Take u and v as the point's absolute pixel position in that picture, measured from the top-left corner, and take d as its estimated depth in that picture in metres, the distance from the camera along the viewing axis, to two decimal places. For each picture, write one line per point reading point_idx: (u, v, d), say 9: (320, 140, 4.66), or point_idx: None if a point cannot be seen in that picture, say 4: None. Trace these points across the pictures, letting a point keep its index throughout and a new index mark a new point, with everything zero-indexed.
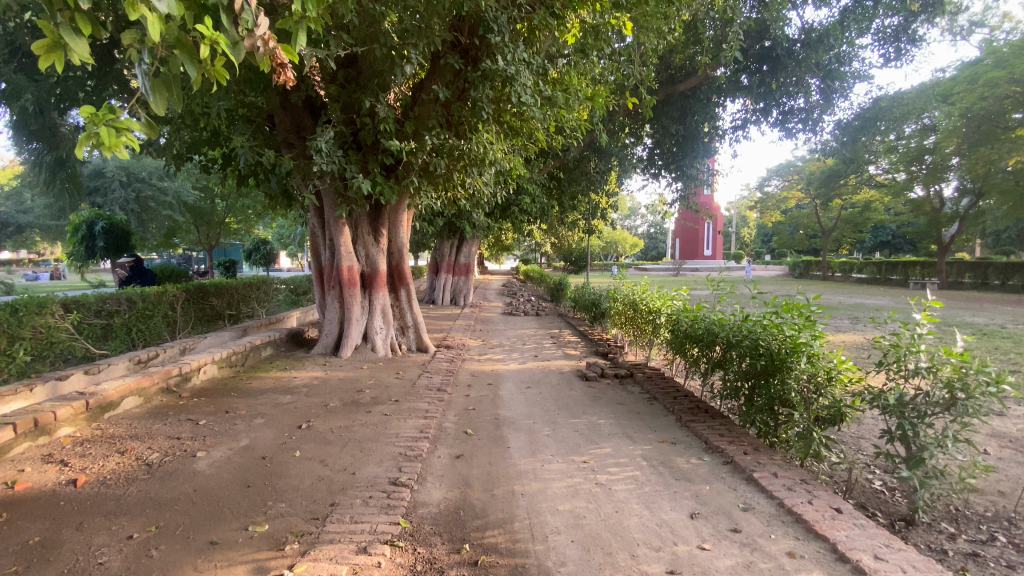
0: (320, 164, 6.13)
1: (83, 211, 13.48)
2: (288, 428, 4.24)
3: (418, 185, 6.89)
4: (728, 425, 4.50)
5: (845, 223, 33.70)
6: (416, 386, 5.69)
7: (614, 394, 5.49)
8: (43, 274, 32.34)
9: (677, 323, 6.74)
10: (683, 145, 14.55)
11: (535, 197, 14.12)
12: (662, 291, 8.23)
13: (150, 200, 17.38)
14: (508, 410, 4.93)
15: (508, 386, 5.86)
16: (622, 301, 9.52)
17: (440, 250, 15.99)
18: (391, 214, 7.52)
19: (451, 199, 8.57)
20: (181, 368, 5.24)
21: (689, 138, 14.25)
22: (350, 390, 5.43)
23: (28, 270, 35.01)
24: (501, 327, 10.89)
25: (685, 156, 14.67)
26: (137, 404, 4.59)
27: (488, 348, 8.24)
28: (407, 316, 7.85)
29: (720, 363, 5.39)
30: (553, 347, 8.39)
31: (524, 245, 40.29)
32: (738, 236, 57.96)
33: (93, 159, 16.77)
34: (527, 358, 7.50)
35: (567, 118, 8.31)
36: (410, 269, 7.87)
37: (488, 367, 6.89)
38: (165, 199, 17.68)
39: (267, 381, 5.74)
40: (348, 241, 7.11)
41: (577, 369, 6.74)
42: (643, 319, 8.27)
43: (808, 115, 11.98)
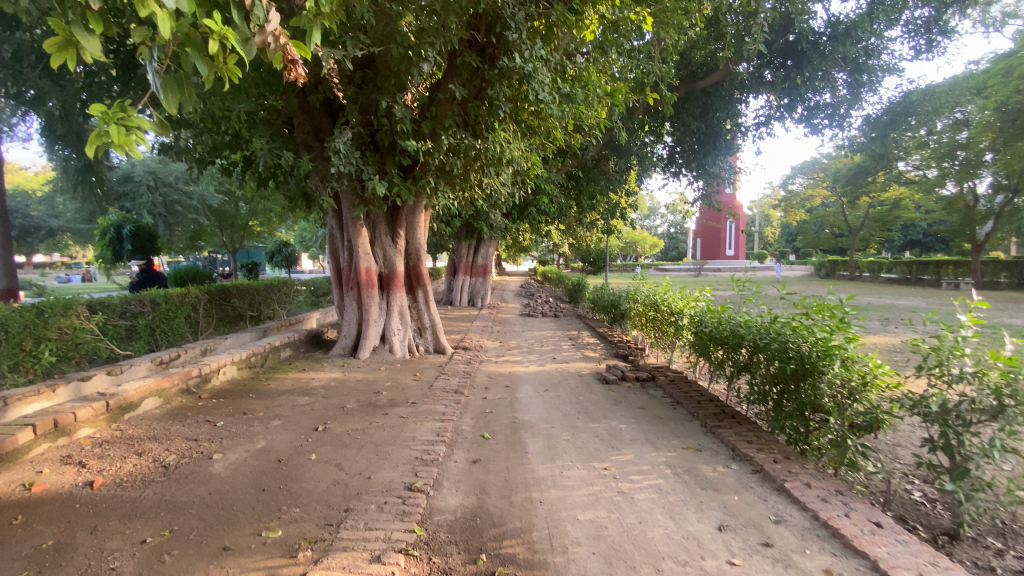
0: (338, 165, 6.12)
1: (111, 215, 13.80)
2: (304, 430, 4.20)
3: (435, 185, 6.84)
4: (756, 432, 4.32)
5: (873, 222, 32.73)
6: (433, 388, 5.62)
7: (635, 398, 5.34)
8: (76, 277, 33.38)
9: (701, 324, 6.54)
10: (705, 143, 14.25)
11: (553, 197, 14.00)
12: (685, 291, 8.03)
13: (176, 204, 17.75)
14: (526, 413, 4.82)
15: (526, 389, 5.75)
16: (642, 302, 9.34)
17: (458, 252, 15.96)
18: (409, 215, 7.48)
19: (469, 199, 8.50)
20: (201, 369, 5.26)
21: (710, 136, 13.95)
22: (367, 392, 5.39)
23: (63, 272, 36.21)
24: (519, 328, 10.78)
25: (707, 154, 14.38)
26: (157, 405, 4.60)
27: (506, 350, 8.15)
28: (425, 317, 7.80)
29: (747, 366, 5.20)
30: (572, 349, 8.26)
31: (543, 246, 40.12)
32: (761, 236, 56.83)
33: (122, 164, 17.21)
34: (545, 360, 7.39)
35: (586, 116, 8.17)
36: (427, 270, 7.83)
37: (506, 369, 6.80)
38: (191, 202, 18.04)
39: (285, 382, 5.74)
40: (365, 242, 7.09)
41: (596, 372, 6.60)
42: (665, 320, 8.09)
43: (834, 111, 11.61)
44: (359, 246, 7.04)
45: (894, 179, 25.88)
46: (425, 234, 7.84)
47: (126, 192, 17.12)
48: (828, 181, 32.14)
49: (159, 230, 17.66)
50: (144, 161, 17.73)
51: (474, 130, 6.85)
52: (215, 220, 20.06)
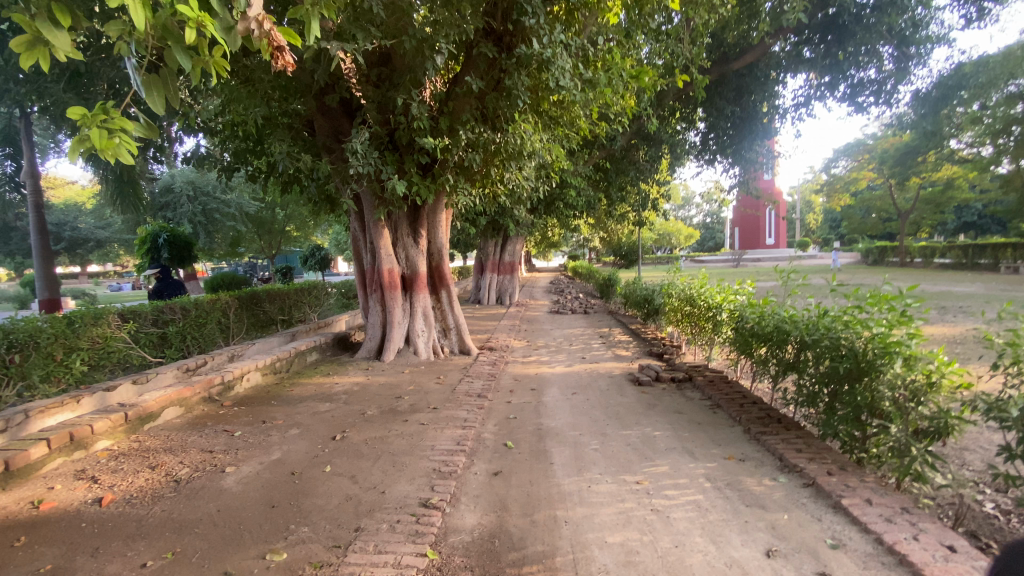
0: (355, 165, 5.98)
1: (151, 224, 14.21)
2: (322, 440, 4.06)
3: (454, 182, 6.63)
4: (806, 439, 3.93)
5: (924, 204, 30.81)
6: (457, 393, 5.42)
7: (671, 401, 5.00)
8: (127, 286, 35.00)
9: (742, 320, 6.11)
10: (740, 128, 13.58)
11: (581, 190, 13.64)
12: (724, 285, 7.58)
13: (214, 212, 18.24)
14: (553, 419, 4.55)
15: (554, 392, 5.48)
16: (677, 297, 8.92)
17: (485, 250, 15.80)
18: (430, 214, 7.32)
19: (493, 196, 8.28)
20: (223, 377, 5.21)
21: (746, 120, 13.32)
22: (389, 397, 5.23)
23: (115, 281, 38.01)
24: (548, 327, 10.50)
25: (743, 139, 13.70)
26: (179, 415, 4.57)
27: (533, 350, 7.88)
28: (449, 318, 7.63)
29: (795, 365, 4.78)
30: (602, 348, 7.94)
31: (574, 240, 39.60)
32: (802, 223, 54.63)
33: (163, 175, 17.82)
34: (574, 360, 7.09)
35: (612, 103, 7.81)
36: (451, 270, 7.64)
37: (533, 370, 6.54)
38: (229, 210, 18.52)
39: (307, 387, 5.65)
40: (387, 242, 6.96)
41: (628, 372, 6.27)
42: (703, 316, 7.67)
43: (880, 87, 10.82)
44: (381, 247, 6.92)
45: (946, 157, 24.29)
46: (448, 234, 7.67)
47: (166, 203, 17.71)
48: (875, 163, 30.45)
49: (199, 238, 18.19)
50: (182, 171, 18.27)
51: (493, 124, 6.61)
52: (251, 227, 20.56)
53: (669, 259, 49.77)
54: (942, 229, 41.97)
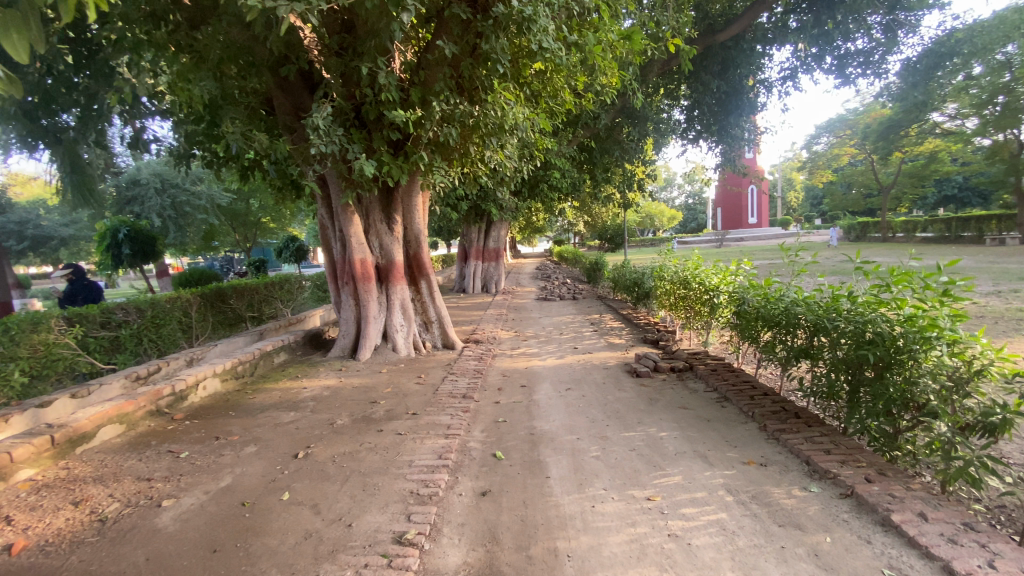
0: (318, 144, 5.37)
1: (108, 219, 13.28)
2: (282, 459, 3.53)
3: (430, 161, 6.06)
4: (832, 437, 3.50)
5: (906, 178, 30.82)
6: (439, 394, 4.89)
7: (676, 395, 4.54)
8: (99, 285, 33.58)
9: (745, 303, 5.68)
10: (725, 102, 13.12)
11: (565, 171, 13.09)
12: (721, 265, 7.15)
13: (183, 205, 17.28)
14: (546, 422, 4.06)
15: (545, 388, 4.99)
16: (669, 279, 8.48)
17: (468, 237, 15.18)
18: (405, 198, 6.70)
19: (475, 178, 7.70)
20: (174, 387, 4.62)
21: (732, 94, 12.86)
22: (363, 402, 4.69)
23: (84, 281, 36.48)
24: (536, 315, 9.99)
25: (729, 114, 13.26)
26: (118, 434, 3.96)
27: (521, 341, 7.37)
28: (430, 310, 7.07)
29: (810, 352, 4.36)
30: (594, 336, 7.47)
31: (559, 225, 39.06)
32: (784, 201, 54.78)
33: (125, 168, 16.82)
34: (565, 351, 6.61)
35: (599, 73, 7.25)
36: (430, 259, 7.07)
37: (521, 364, 6.04)
38: (200, 203, 17.57)
39: (272, 393, 5.06)
40: (358, 230, 6.37)
41: (624, 363, 5.80)
42: (698, 299, 7.24)
43: (868, 58, 10.44)
44: (351, 235, 6.32)
45: (927, 131, 24.20)
46: (426, 219, 7.07)
47: (132, 196, 16.66)
48: (857, 139, 30.32)
49: (168, 233, 17.24)
50: (147, 162, 17.17)
51: (470, 96, 6.03)
52: (223, 219, 19.60)
53: (654, 241, 49.58)
54: (921, 203, 42.21)
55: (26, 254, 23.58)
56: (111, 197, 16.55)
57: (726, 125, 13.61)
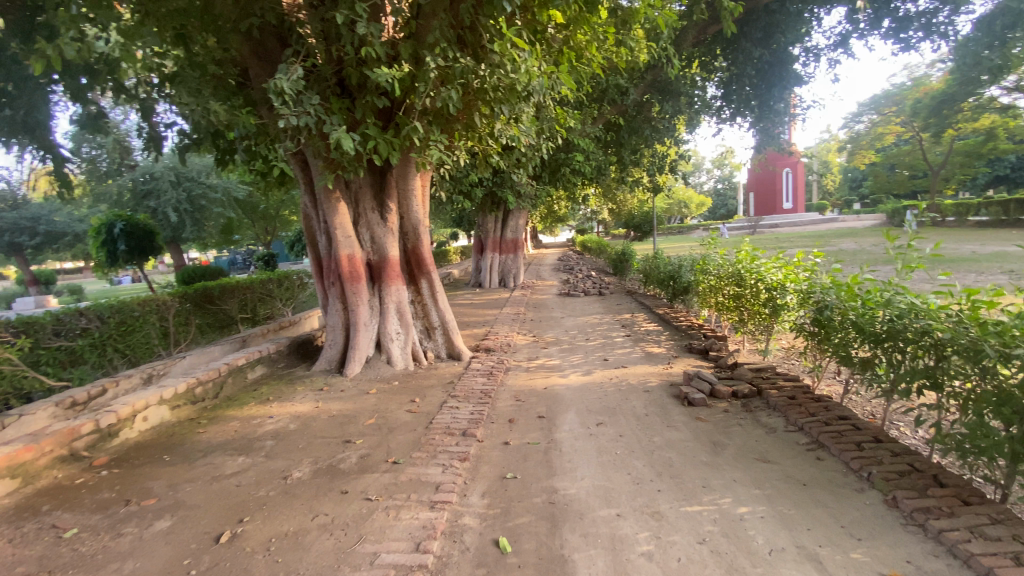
0: (284, 115, 4.30)
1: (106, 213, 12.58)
2: (198, 545, 2.50)
3: (427, 133, 4.93)
4: (1010, 528, 2.27)
5: (957, 159, 28.18)
6: (433, 428, 3.81)
7: (751, 443, 3.34)
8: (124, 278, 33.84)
9: (825, 306, 4.47)
10: (766, 74, 11.65)
11: (590, 153, 11.86)
12: (782, 257, 5.93)
13: (200, 198, 16.41)
14: (571, 482, 2.94)
15: (570, 422, 3.85)
16: (717, 274, 7.20)
17: (484, 227, 14.05)
18: (400, 181, 5.60)
19: (486, 159, 6.57)
20: (99, 422, 3.64)
21: (776, 63, 11.34)
22: (334, 442, 3.64)
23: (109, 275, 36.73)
24: (558, 314, 8.81)
25: (771, 87, 11.79)
26: (4, 495, 3.01)
27: (541, 350, 6.22)
28: (434, 315, 5.92)
29: (941, 381, 3.12)
30: (627, 343, 6.28)
31: (582, 213, 37.57)
32: (818, 186, 52.02)
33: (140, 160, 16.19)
34: (594, 364, 5.46)
35: (634, 21, 5.95)
36: (431, 253, 5.93)
37: (539, 382, 4.91)
38: (217, 195, 16.73)
39: (228, 426, 4.06)
40: (344, 219, 5.32)
41: (669, 383, 4.61)
42: (754, 299, 6.03)
43: (932, 19, 8.70)
44: (335, 226, 5.28)
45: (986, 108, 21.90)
46: (428, 206, 5.96)
47: (148, 190, 15.92)
48: (903, 115, 27.88)
49: (184, 227, 16.59)
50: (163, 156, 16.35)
51: (476, 52, 4.87)
52: (240, 213, 18.94)
53: (683, 229, 47.62)
54: (972, 186, 39.02)
55: (49, 249, 23.55)
56: (127, 191, 15.82)
57: (766, 101, 12.08)
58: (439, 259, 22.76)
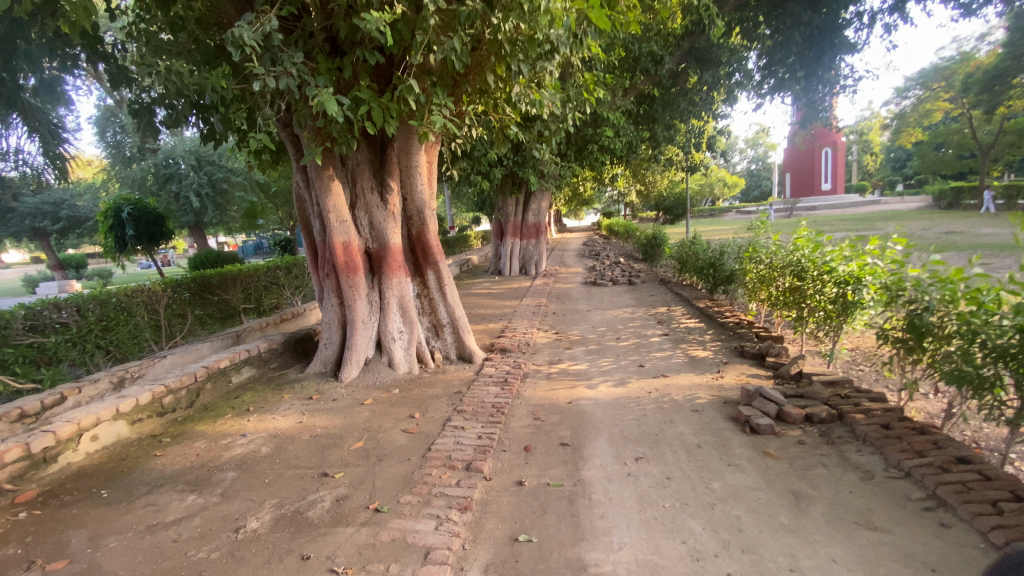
0: (255, 73, 3.57)
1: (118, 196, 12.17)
2: None
3: (430, 96, 4.12)
4: None
5: (1005, 140, 25.70)
6: (432, 457, 3.09)
7: (844, 497, 2.52)
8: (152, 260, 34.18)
9: (920, 307, 3.56)
10: (815, 41, 10.50)
11: (620, 129, 10.93)
12: (854, 244, 5.01)
13: (221, 182, 15.94)
14: (606, 555, 2.18)
15: (603, 452, 3.08)
16: (770, 263, 6.28)
17: (505, 210, 13.21)
18: (402, 156, 4.82)
19: (503, 132, 5.74)
20: (32, 447, 3.03)
21: (827, 29, 10.11)
22: (310, 475, 2.96)
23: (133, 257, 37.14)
24: (584, 307, 7.98)
25: (820, 56, 10.67)
26: None
27: (565, 351, 5.44)
28: (442, 311, 5.15)
29: None
30: (665, 343, 5.44)
31: (607, 195, 36.24)
32: (859, 165, 49.22)
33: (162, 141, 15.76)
34: (628, 370, 4.65)
35: None
36: (439, 239, 5.15)
37: (563, 394, 4.14)
38: (238, 179, 16.23)
39: (193, 449, 3.43)
40: (338, 199, 4.61)
41: (723, 400, 3.79)
42: (819, 293, 5.11)
43: None
44: (328, 208, 4.57)
45: None
46: (436, 186, 5.19)
47: (170, 174, 15.51)
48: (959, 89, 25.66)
49: (206, 212, 16.09)
50: (187, 138, 15.86)
51: None
52: (260, 196, 18.46)
53: (714, 212, 45.78)
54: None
55: (76, 232, 23.64)
56: (151, 174, 15.48)
57: (813, 70, 10.97)
58: (460, 244, 22.04)
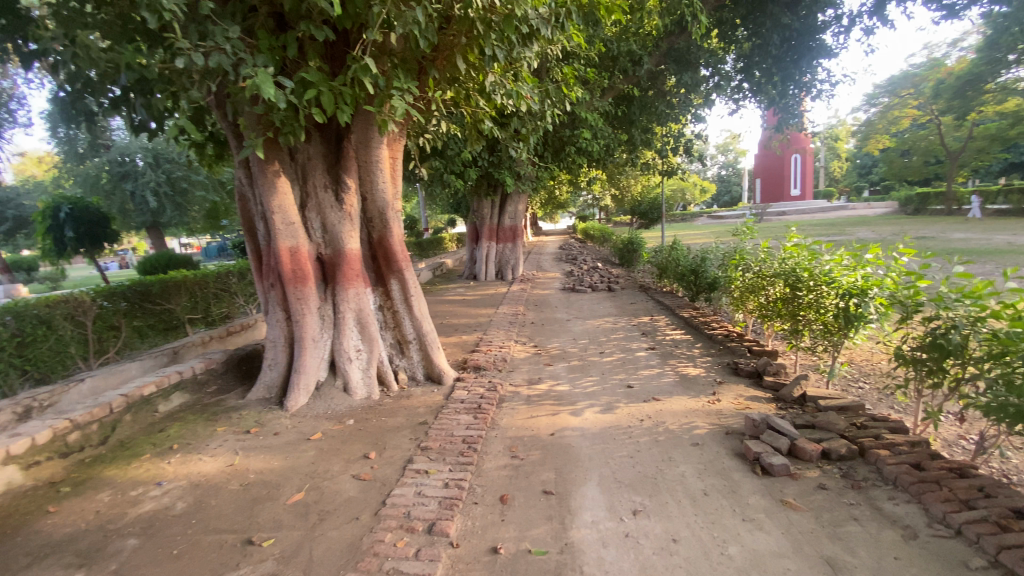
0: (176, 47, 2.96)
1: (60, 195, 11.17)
2: None
3: (390, 81, 3.55)
4: None
5: (969, 146, 26.53)
6: (385, 514, 2.52)
7: (889, 566, 2.06)
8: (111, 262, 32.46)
9: (943, 326, 3.19)
10: (793, 44, 10.22)
11: (598, 130, 10.52)
12: (855, 254, 4.64)
13: (180, 181, 14.95)
14: None
15: (594, 504, 2.57)
16: (759, 271, 5.90)
17: (479, 213, 12.66)
18: (361, 149, 4.24)
19: (477, 127, 5.21)
20: None
21: (806, 32, 9.86)
22: (231, 542, 2.36)
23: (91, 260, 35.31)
24: (563, 316, 7.49)
25: (798, 60, 10.42)
26: None
27: (544, 368, 4.91)
28: (407, 326, 4.56)
29: None
30: (654, 359, 4.98)
31: (583, 199, 36.05)
32: (827, 171, 50.31)
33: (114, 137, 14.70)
34: (615, 391, 4.16)
35: None
36: (404, 244, 4.56)
37: (544, 422, 3.61)
38: (198, 177, 15.25)
39: (93, 504, 2.78)
40: (285, 198, 4.02)
41: (726, 430, 3.32)
42: (817, 306, 4.72)
43: None
44: (272, 209, 3.98)
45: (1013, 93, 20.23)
46: (401, 184, 4.61)
47: (125, 173, 14.46)
48: (921, 99, 26.27)
49: (164, 212, 15.08)
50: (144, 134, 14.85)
51: None
52: None
53: (688, 216, 46.16)
54: (985, 175, 37.36)
55: (22, 234, 22.09)
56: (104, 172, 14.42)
57: (790, 74, 10.75)
58: (434, 247, 21.38)
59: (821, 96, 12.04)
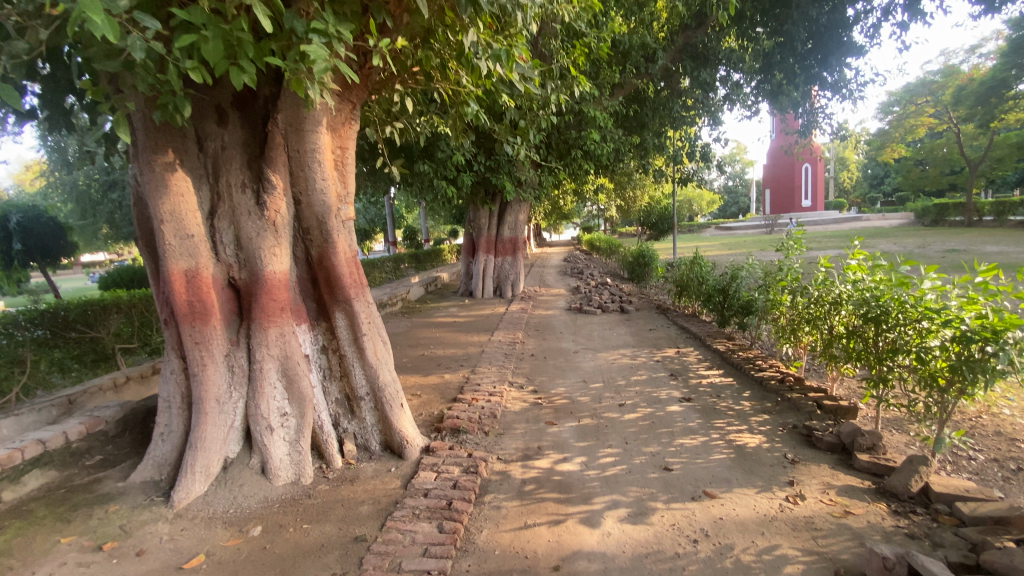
0: None
1: (22, 199, 9.92)
2: None
3: (314, 23, 2.38)
4: None
5: (992, 155, 25.20)
6: None
7: None
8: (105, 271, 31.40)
9: None
10: (821, 38, 8.97)
11: (606, 131, 9.37)
12: (969, 277, 3.41)
13: None
14: None
15: None
16: (817, 296, 4.66)
17: (476, 223, 11.48)
18: (291, 136, 3.05)
19: (460, 110, 4.03)
20: None
21: (835, 27, 8.63)
22: None
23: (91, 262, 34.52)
24: (571, 346, 6.22)
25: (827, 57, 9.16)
26: None
27: (546, 429, 3.66)
28: (358, 375, 3.36)
29: None
30: (693, 417, 3.71)
31: (588, 210, 34.95)
32: (836, 181, 49.23)
33: None
34: (647, 474, 2.91)
35: None
36: (356, 265, 3.37)
37: (543, 539, 2.37)
38: None
39: None
40: (180, 201, 2.85)
41: (835, 571, 2.08)
42: (912, 347, 3.49)
43: None
44: (161, 215, 2.81)
45: None
46: (352, 184, 3.43)
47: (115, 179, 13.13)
48: (939, 107, 25.05)
49: None
50: None
51: None
52: None
53: (696, 227, 44.92)
54: (1003, 186, 35.96)
55: None
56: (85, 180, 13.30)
57: (816, 72, 9.54)
58: (432, 258, 20.23)
59: (850, 98, 10.80)
